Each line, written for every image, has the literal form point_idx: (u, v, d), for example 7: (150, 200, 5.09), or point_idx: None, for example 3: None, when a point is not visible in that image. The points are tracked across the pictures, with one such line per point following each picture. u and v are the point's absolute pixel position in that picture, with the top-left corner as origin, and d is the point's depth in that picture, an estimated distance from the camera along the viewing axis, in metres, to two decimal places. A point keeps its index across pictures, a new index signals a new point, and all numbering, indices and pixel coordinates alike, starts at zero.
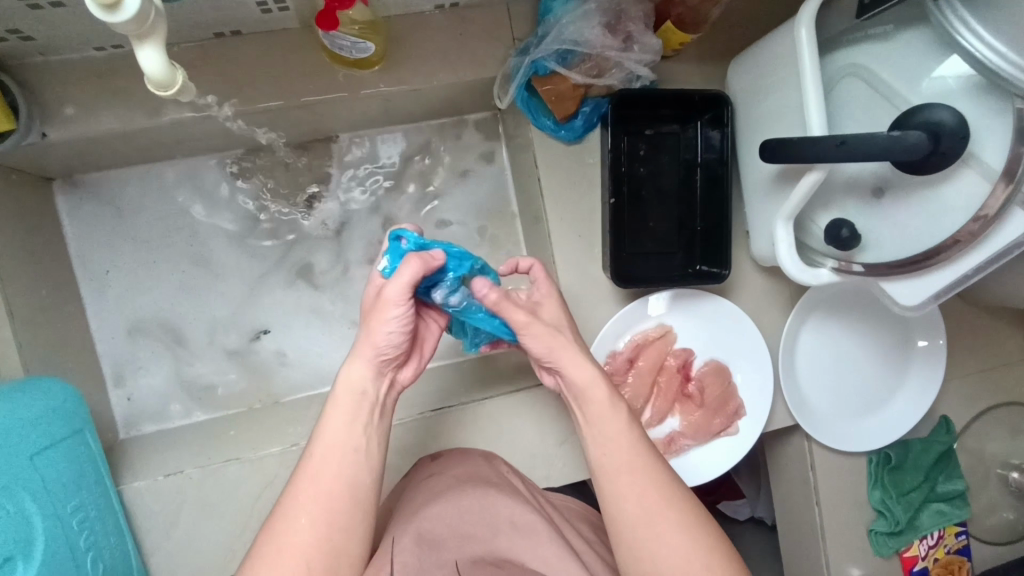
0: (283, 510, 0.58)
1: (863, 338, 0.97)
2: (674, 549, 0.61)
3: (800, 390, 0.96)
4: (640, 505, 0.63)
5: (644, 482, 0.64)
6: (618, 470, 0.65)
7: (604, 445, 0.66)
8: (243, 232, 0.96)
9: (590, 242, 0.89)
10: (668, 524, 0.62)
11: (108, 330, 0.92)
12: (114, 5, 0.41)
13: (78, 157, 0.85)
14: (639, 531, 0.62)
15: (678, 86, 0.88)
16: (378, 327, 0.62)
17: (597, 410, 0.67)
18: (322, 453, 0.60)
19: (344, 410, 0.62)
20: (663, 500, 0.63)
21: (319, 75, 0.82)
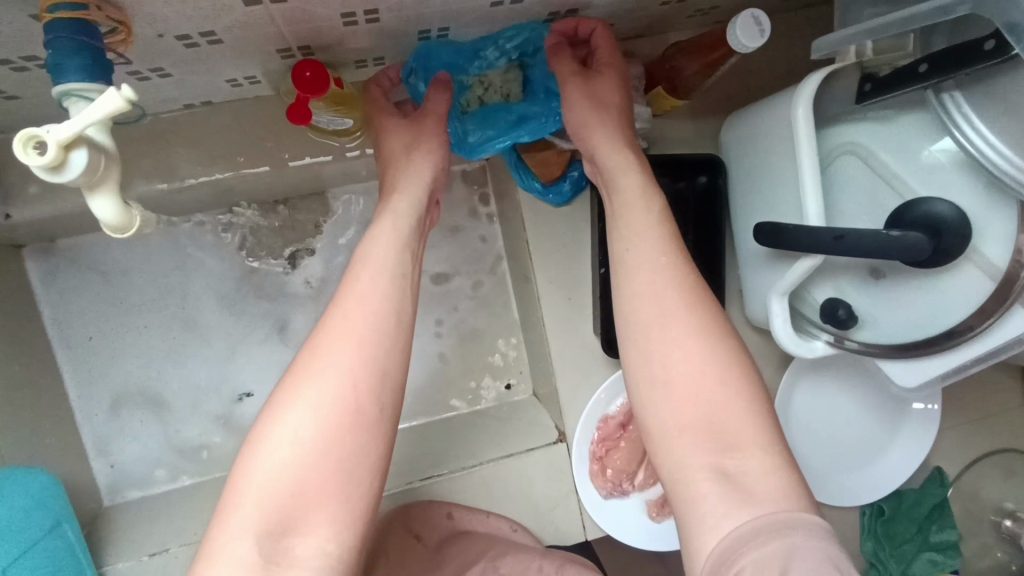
0: (324, 331, 0.57)
1: (859, 395, 0.96)
2: (688, 362, 0.58)
3: (795, 446, 0.95)
4: (669, 319, 0.60)
5: (683, 293, 0.62)
6: (657, 272, 0.63)
7: (643, 250, 0.64)
8: (224, 292, 0.93)
9: (580, 306, 0.86)
10: (699, 340, 0.59)
11: (88, 400, 0.90)
12: (59, 165, 0.38)
13: (47, 227, 0.81)
14: (658, 329, 0.61)
15: (667, 145, 0.85)
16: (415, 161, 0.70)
17: (625, 206, 0.67)
18: (362, 278, 0.60)
19: (388, 233, 0.64)
20: (693, 305, 0.61)
21: (296, 143, 0.78)
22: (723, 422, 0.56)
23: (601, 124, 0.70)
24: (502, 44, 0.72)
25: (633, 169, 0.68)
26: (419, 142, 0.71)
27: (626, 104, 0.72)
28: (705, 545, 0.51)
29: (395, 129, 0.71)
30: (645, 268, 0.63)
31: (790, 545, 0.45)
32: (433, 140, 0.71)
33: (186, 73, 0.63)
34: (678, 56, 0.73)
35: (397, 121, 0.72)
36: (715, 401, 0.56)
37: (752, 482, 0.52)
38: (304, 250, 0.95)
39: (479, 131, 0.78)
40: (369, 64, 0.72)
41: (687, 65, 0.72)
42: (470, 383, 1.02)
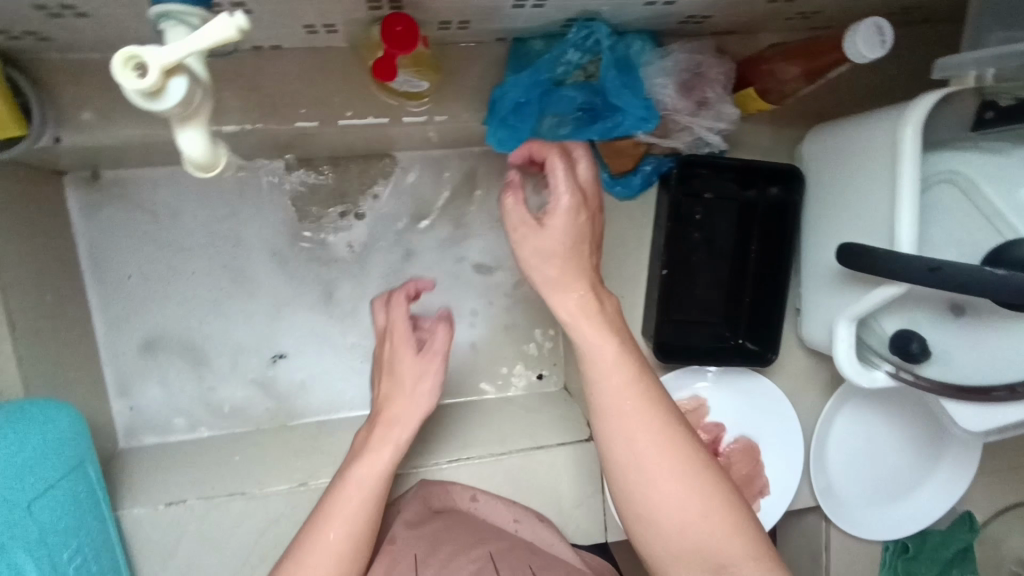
0: (330, 501, 0.65)
1: (895, 425, 0.93)
2: (674, 497, 0.58)
3: (828, 477, 0.93)
4: (644, 459, 0.59)
5: (657, 431, 0.60)
6: (631, 415, 0.60)
7: (612, 396, 0.61)
8: (262, 246, 0.90)
9: (631, 305, 0.83)
10: (678, 476, 0.59)
11: (116, 339, 0.87)
12: (157, 92, 0.34)
13: (93, 156, 0.78)
14: (636, 469, 0.59)
15: (743, 150, 0.81)
16: (402, 359, 0.74)
17: (588, 352, 0.63)
18: (361, 459, 0.68)
19: (383, 453, 0.68)
20: (666, 439, 0.60)
21: (363, 101, 0.74)
22: (717, 552, 0.57)
23: (540, 268, 0.65)
24: (582, 43, 0.68)
25: (587, 318, 0.63)
26: (423, 380, 0.73)
27: (581, 246, 0.65)
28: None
29: (408, 361, 0.74)
30: (614, 415, 0.61)
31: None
32: (438, 377, 0.74)
33: (266, 13, 0.59)
34: (778, 59, 0.68)
35: (409, 356, 0.74)
36: (704, 535, 0.57)
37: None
38: (354, 209, 0.91)
39: (564, 125, 0.73)
40: (452, 27, 0.67)
41: (787, 70, 0.68)
42: (501, 369, 0.99)
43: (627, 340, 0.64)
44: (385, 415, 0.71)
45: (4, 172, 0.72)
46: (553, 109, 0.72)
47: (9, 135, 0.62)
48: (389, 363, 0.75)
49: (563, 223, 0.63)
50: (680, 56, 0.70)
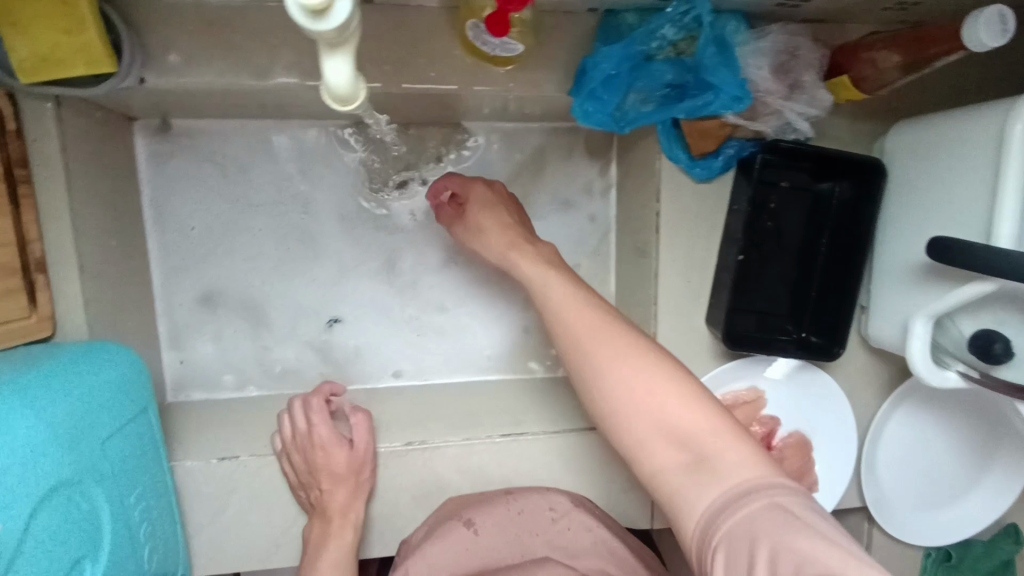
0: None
1: (936, 426, 0.91)
2: (628, 385, 0.56)
3: (880, 491, 0.93)
4: (595, 352, 0.59)
5: (600, 329, 0.60)
6: (575, 322, 0.61)
7: (561, 307, 0.64)
8: (323, 208, 0.89)
9: (698, 290, 0.82)
10: (631, 362, 0.57)
11: (173, 291, 0.87)
12: (322, 11, 0.34)
13: (166, 103, 0.77)
14: (586, 373, 0.59)
15: (826, 140, 0.80)
16: (329, 453, 0.77)
17: (536, 286, 0.67)
18: (325, 550, 0.76)
19: (345, 537, 0.77)
20: (612, 332, 0.60)
21: (448, 63, 0.72)
22: (682, 426, 0.54)
23: (487, 234, 0.76)
24: (679, 18, 0.67)
25: (535, 264, 0.69)
26: (363, 470, 0.78)
27: (499, 211, 0.78)
28: (699, 523, 0.50)
29: (343, 452, 0.77)
30: (561, 326, 0.62)
31: (826, 547, 0.43)
32: (372, 464, 0.79)
33: None
34: (880, 45, 0.67)
35: (338, 455, 0.77)
36: (661, 413, 0.55)
37: (725, 464, 0.51)
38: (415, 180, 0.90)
39: (649, 101, 0.73)
40: None
41: (887, 57, 0.66)
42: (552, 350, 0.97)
43: (567, 271, 0.68)
44: (330, 509, 0.77)
45: (82, 112, 0.71)
46: (642, 84, 0.72)
47: (100, 72, 0.62)
48: (311, 465, 0.77)
49: (476, 197, 0.79)
50: (780, 38, 0.70)
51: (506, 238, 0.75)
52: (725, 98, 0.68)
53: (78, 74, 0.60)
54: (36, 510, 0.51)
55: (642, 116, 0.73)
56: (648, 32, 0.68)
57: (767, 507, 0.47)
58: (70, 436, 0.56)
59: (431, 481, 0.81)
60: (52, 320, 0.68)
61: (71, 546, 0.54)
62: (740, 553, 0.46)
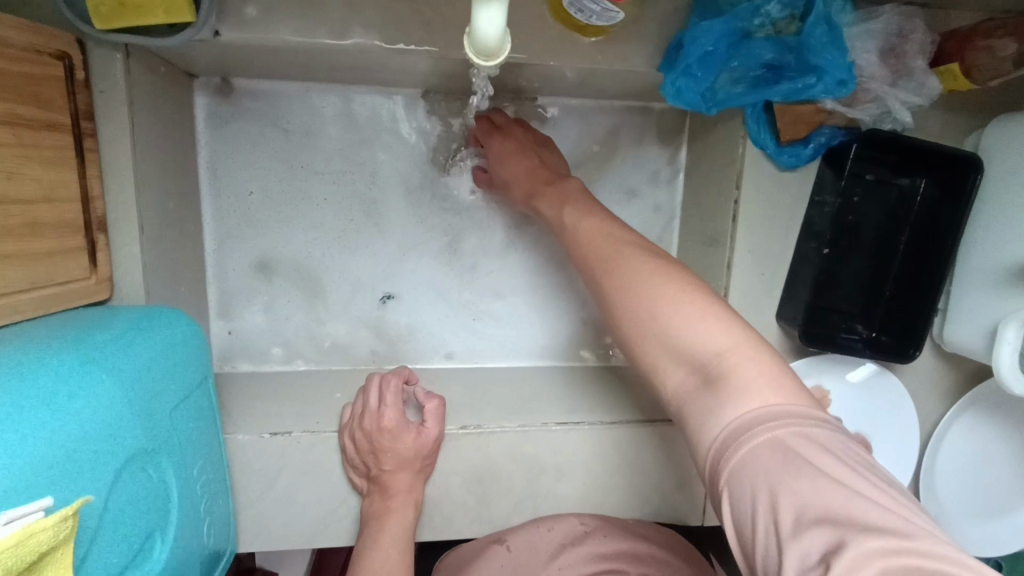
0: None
1: (985, 431, 0.88)
2: (644, 300, 0.55)
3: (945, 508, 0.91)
4: (618, 279, 0.59)
5: (624, 253, 0.60)
6: (604, 249, 0.62)
7: (593, 241, 0.64)
8: (381, 179, 0.87)
9: (771, 283, 0.79)
10: (651, 280, 0.56)
11: (226, 257, 0.84)
12: None
13: (232, 60, 0.74)
14: (608, 293, 0.59)
15: (916, 134, 0.76)
16: (399, 437, 0.73)
17: (570, 226, 0.68)
18: (386, 526, 0.73)
19: (405, 514, 0.74)
20: (635, 256, 0.59)
21: (535, 31, 0.68)
22: (693, 349, 0.51)
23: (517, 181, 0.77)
24: None
25: (568, 203, 0.70)
26: (424, 457, 0.75)
27: (526, 157, 0.77)
28: (707, 452, 0.46)
29: (411, 437, 0.74)
30: (592, 260, 0.63)
31: (831, 489, 0.38)
32: (435, 453, 0.76)
33: None
34: (999, 32, 0.64)
35: (415, 438, 0.74)
36: (672, 337, 0.53)
37: (733, 388, 0.47)
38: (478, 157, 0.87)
39: (741, 82, 0.70)
40: None
41: (1006, 44, 0.64)
42: (605, 338, 0.95)
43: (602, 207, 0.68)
44: (390, 487, 0.74)
45: (148, 64, 0.68)
46: (737, 63, 0.69)
47: (178, 21, 0.59)
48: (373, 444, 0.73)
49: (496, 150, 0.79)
50: (891, 21, 0.67)
51: (534, 183, 0.75)
52: (826, 81, 0.65)
53: (156, 22, 0.57)
54: (114, 480, 0.49)
55: (732, 97, 0.70)
56: (752, 8, 0.66)
57: (767, 440, 0.42)
58: (143, 406, 0.53)
59: (486, 468, 0.79)
60: (110, 283, 0.65)
61: (143, 520, 0.52)
62: (740, 489, 0.42)
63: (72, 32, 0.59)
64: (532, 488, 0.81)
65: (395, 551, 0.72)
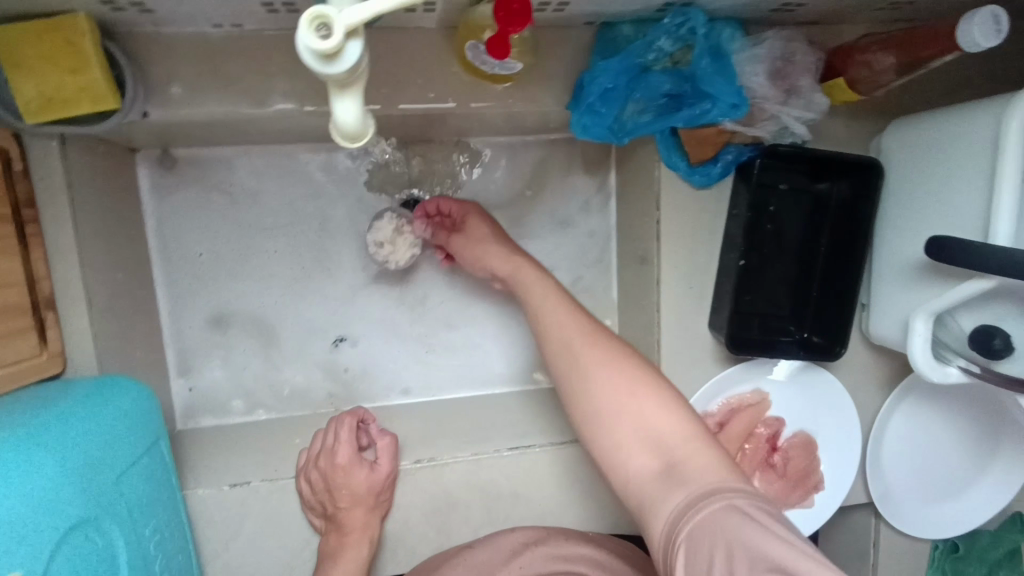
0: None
1: (896, 430, 0.92)
2: (607, 383, 0.61)
3: (909, 506, 0.95)
4: (583, 365, 0.63)
5: (588, 336, 0.65)
6: (567, 329, 0.67)
7: (556, 324, 0.69)
8: (326, 229, 0.91)
9: (700, 296, 0.83)
10: (613, 365, 0.62)
11: (181, 316, 0.88)
12: (334, 56, 0.34)
13: (169, 132, 0.78)
14: (571, 372, 0.64)
15: (822, 143, 0.80)
16: (353, 475, 0.77)
17: (533, 304, 0.73)
18: (338, 563, 0.74)
19: (360, 549, 0.76)
20: (597, 340, 0.65)
21: (446, 83, 0.72)
22: (653, 431, 0.56)
23: (488, 250, 0.80)
24: (675, 30, 0.68)
25: (529, 278, 0.75)
26: (377, 492, 0.78)
27: (491, 227, 0.82)
28: (665, 523, 0.50)
29: (361, 475, 0.77)
30: (556, 338, 0.67)
31: (780, 546, 0.43)
32: (391, 484, 0.80)
33: None
34: (875, 47, 0.67)
35: (363, 474, 0.77)
36: (633, 419, 0.58)
37: (690, 467, 0.52)
38: (408, 223, 0.87)
39: (647, 111, 0.74)
40: (549, 9, 0.66)
41: (882, 59, 0.66)
42: None
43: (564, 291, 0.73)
44: (346, 521, 0.76)
45: (86, 146, 0.72)
46: (639, 95, 0.72)
47: (106, 109, 0.63)
48: (329, 479, 0.77)
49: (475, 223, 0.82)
50: (775, 44, 0.70)
51: (508, 255, 0.78)
52: (721, 106, 0.69)
53: (83, 113, 0.61)
54: (55, 550, 0.51)
55: (640, 125, 0.74)
56: (647, 45, 0.69)
57: (722, 506, 0.47)
58: (85, 476, 0.56)
59: (444, 497, 0.82)
60: (62, 356, 0.69)
61: None
62: (699, 553, 0.46)
63: (8, 129, 0.63)
64: (488, 513, 0.83)
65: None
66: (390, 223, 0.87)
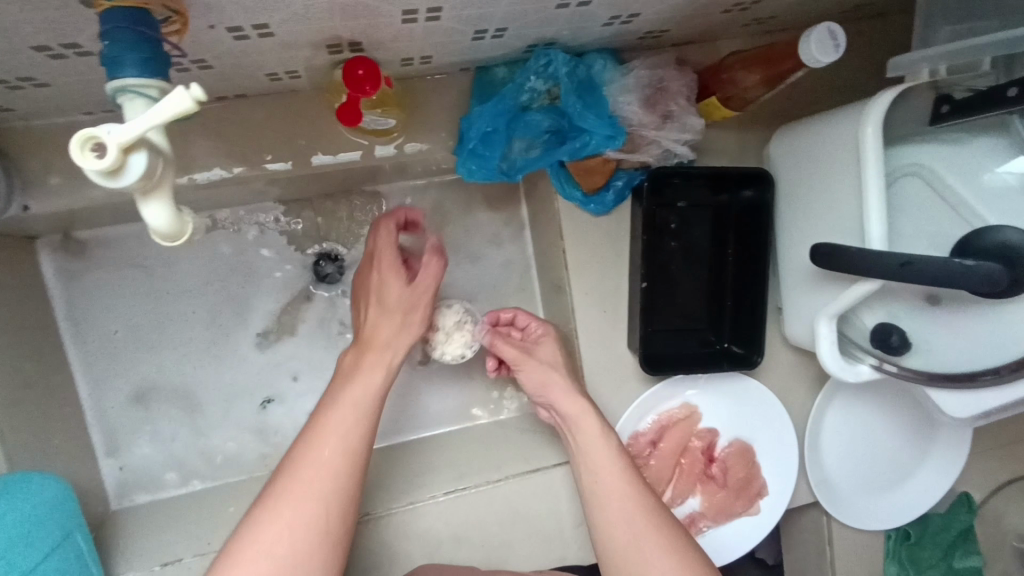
0: (302, 456, 0.60)
1: (835, 433, 0.92)
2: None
3: (868, 503, 0.93)
4: (640, 552, 0.65)
5: (647, 517, 0.67)
6: (625, 499, 0.68)
7: (608, 490, 0.70)
8: (243, 291, 0.92)
9: (614, 318, 0.83)
10: (675, 556, 0.64)
11: (103, 397, 0.87)
12: (117, 169, 0.35)
13: (66, 219, 0.78)
14: (624, 549, 0.65)
15: (713, 155, 0.81)
16: (386, 290, 0.72)
17: (587, 449, 0.73)
18: (350, 385, 0.66)
19: (373, 376, 0.67)
20: (653, 524, 0.66)
21: (329, 141, 0.73)
22: None
23: (550, 384, 0.77)
24: (543, 69, 0.69)
25: (587, 423, 0.74)
26: (412, 312, 0.72)
27: (557, 354, 0.81)
28: None
29: (399, 290, 0.72)
30: (609, 510, 0.68)
31: None
32: (425, 308, 0.73)
33: (226, 67, 0.58)
34: (738, 66, 0.69)
35: (391, 269, 0.73)
36: None
37: None
38: (470, 319, 0.85)
39: (534, 148, 0.74)
40: (415, 62, 0.66)
41: (746, 77, 0.68)
42: (492, 393, 1.00)
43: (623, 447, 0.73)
44: (371, 341, 0.69)
45: None
46: (522, 134, 0.73)
47: None
48: (379, 287, 0.72)
49: (547, 350, 0.81)
50: (644, 73, 0.72)
51: (566, 390, 0.76)
52: (600, 137, 0.70)
53: None
54: None
55: (528, 163, 0.75)
56: (519, 86, 0.70)
57: None
58: None
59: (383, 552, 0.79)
60: None
61: None
62: None
63: None
64: (431, 561, 0.81)
65: (352, 414, 0.64)
66: (455, 313, 0.84)
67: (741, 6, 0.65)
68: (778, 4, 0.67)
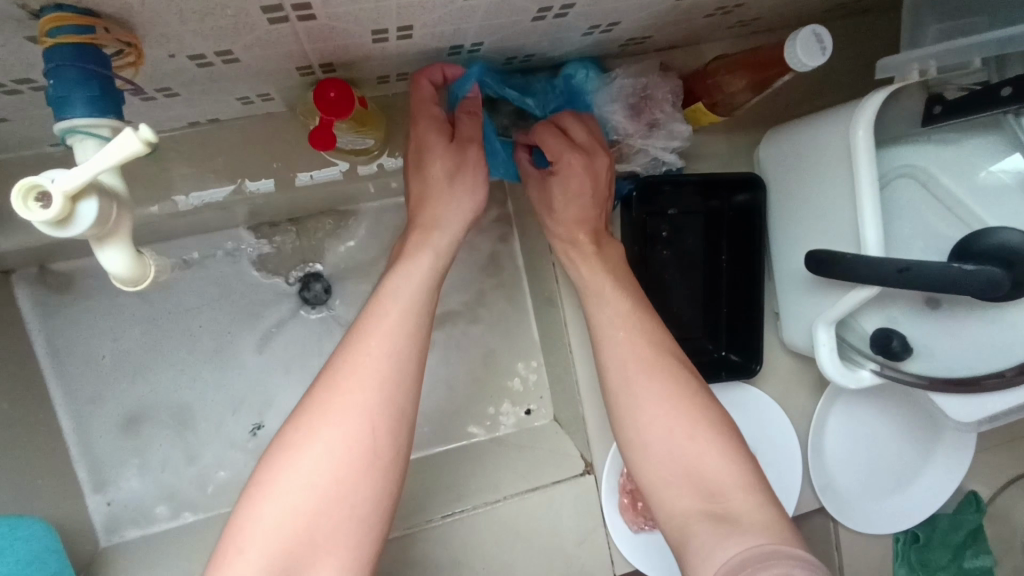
0: (340, 370, 0.55)
1: (838, 441, 0.89)
2: (664, 416, 0.60)
3: (879, 508, 0.91)
4: (636, 394, 0.62)
5: (657, 369, 0.62)
6: (633, 344, 0.64)
7: (612, 327, 0.66)
8: (228, 316, 0.89)
9: None
10: (691, 407, 0.60)
11: (86, 430, 0.85)
12: (66, 218, 0.35)
13: (41, 251, 0.76)
14: (623, 398, 0.62)
15: (702, 161, 0.79)
16: (431, 164, 0.66)
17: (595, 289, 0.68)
18: (396, 277, 0.61)
19: (421, 262, 0.63)
20: (660, 369, 0.62)
21: (306, 161, 0.71)
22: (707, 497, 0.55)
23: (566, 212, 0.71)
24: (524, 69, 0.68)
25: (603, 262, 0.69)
26: (462, 171, 0.67)
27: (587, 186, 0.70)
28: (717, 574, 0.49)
29: (440, 154, 0.66)
30: (619, 355, 0.64)
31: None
32: (476, 163, 0.68)
33: (194, 92, 0.56)
34: (723, 71, 0.68)
35: (442, 147, 0.66)
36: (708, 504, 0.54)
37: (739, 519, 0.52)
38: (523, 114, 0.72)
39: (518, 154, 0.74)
40: (391, 79, 0.65)
41: (733, 82, 0.67)
42: (487, 410, 0.98)
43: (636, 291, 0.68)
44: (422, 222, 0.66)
45: None
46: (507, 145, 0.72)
47: None
48: (416, 154, 0.67)
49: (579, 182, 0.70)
50: (629, 79, 0.70)
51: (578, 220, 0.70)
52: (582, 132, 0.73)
53: None
54: None
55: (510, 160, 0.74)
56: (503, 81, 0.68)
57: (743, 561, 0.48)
58: None
59: None
60: None
61: None
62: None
63: None
64: None
65: (399, 313, 0.59)
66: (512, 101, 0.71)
67: (723, 10, 0.64)
68: (761, 7, 0.65)
